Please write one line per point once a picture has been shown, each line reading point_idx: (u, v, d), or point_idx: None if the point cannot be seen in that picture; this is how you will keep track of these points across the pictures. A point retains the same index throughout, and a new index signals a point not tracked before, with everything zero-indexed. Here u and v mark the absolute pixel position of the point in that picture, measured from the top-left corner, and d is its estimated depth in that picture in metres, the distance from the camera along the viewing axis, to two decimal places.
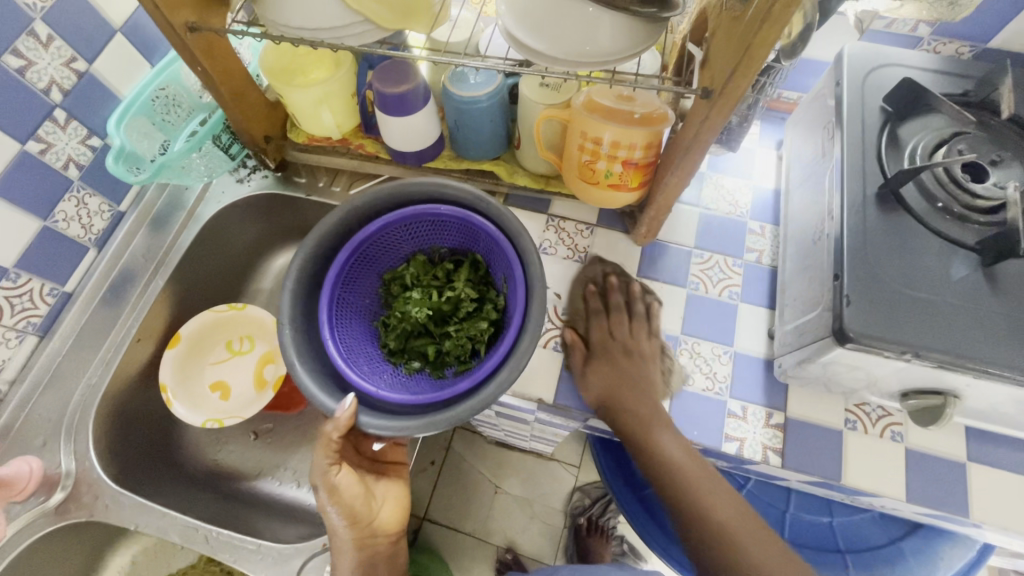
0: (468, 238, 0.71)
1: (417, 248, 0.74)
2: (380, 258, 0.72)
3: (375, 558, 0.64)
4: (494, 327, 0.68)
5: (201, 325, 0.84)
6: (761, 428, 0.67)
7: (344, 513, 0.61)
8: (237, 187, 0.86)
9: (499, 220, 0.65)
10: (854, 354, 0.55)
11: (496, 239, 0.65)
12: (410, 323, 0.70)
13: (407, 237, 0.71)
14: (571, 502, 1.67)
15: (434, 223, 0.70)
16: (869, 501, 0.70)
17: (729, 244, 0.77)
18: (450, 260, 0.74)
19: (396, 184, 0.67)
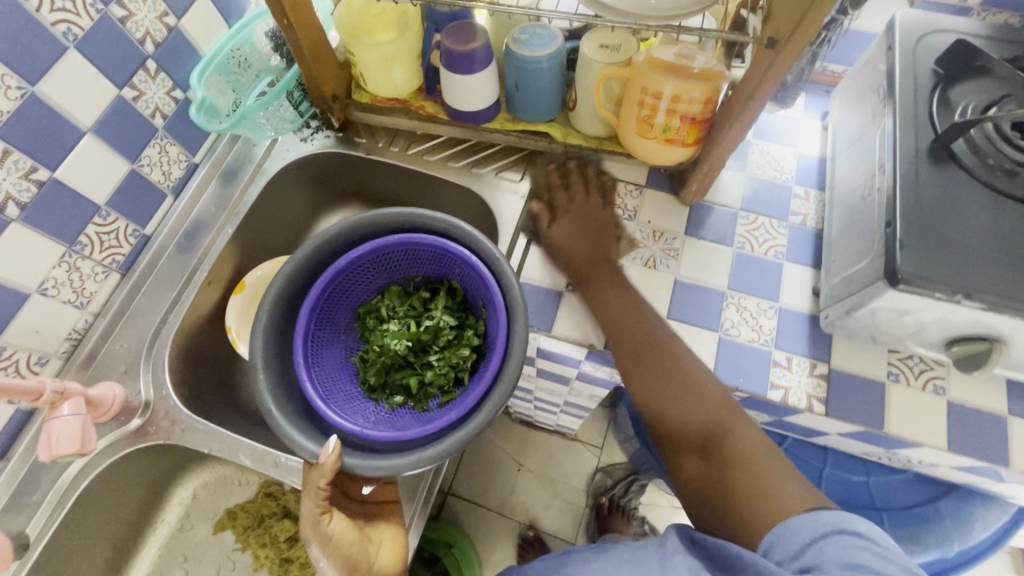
0: (443, 267, 0.75)
1: (392, 278, 0.77)
2: (353, 291, 0.75)
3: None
4: (475, 352, 0.72)
5: (265, 273, 0.88)
6: (805, 377, 0.69)
7: (340, 564, 0.57)
8: (301, 145, 0.91)
9: (476, 249, 0.67)
10: (904, 296, 0.57)
11: (470, 262, 0.68)
12: (390, 356, 0.73)
13: (381, 271, 0.75)
14: (594, 482, 1.69)
15: (411, 252, 0.74)
16: (908, 455, 0.72)
17: (775, 207, 0.80)
18: (425, 288, 0.78)
19: (366, 220, 0.69)
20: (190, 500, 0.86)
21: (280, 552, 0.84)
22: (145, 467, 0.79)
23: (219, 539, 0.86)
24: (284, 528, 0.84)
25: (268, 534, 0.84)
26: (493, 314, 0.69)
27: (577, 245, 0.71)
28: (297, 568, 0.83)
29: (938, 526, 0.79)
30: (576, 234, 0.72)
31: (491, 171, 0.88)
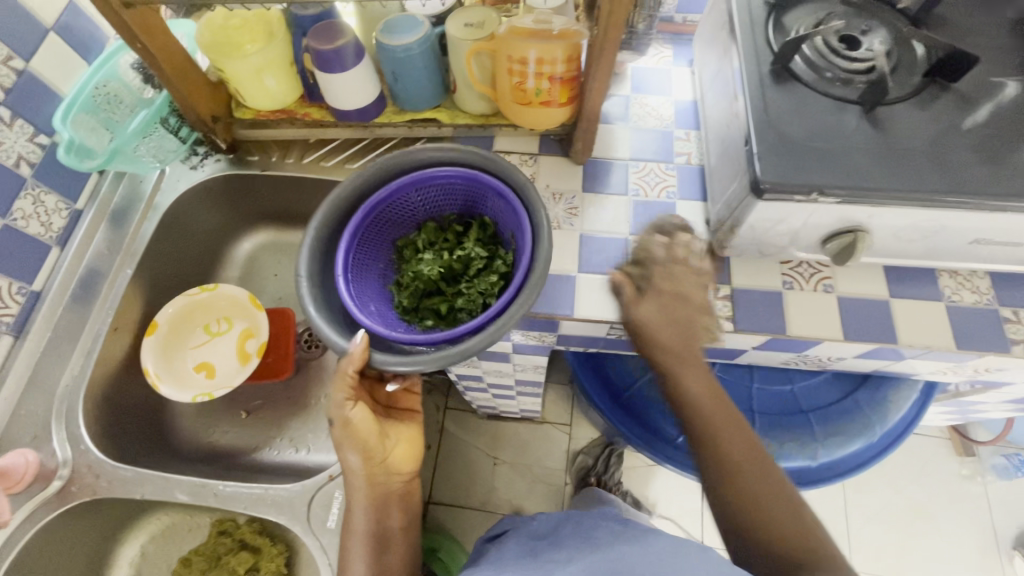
0: (476, 201, 0.76)
1: (428, 218, 0.78)
2: (393, 223, 0.76)
3: (389, 494, 0.68)
4: (503, 281, 0.71)
5: (177, 309, 0.86)
6: (711, 301, 0.74)
7: (357, 450, 0.64)
8: (192, 173, 0.89)
9: (507, 176, 0.70)
10: (772, 205, 0.62)
11: (503, 193, 0.70)
12: (424, 281, 0.74)
13: (419, 203, 0.76)
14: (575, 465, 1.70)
15: (445, 189, 0.75)
16: (819, 354, 0.78)
17: (661, 152, 0.85)
18: (460, 223, 0.79)
19: (410, 153, 0.72)
20: (139, 557, 0.82)
21: None
22: (80, 530, 0.75)
23: None
24: (242, 560, 0.78)
25: (227, 569, 0.79)
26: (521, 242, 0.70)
27: (696, 377, 0.60)
28: None
29: (858, 414, 0.86)
30: (669, 317, 0.62)
31: None
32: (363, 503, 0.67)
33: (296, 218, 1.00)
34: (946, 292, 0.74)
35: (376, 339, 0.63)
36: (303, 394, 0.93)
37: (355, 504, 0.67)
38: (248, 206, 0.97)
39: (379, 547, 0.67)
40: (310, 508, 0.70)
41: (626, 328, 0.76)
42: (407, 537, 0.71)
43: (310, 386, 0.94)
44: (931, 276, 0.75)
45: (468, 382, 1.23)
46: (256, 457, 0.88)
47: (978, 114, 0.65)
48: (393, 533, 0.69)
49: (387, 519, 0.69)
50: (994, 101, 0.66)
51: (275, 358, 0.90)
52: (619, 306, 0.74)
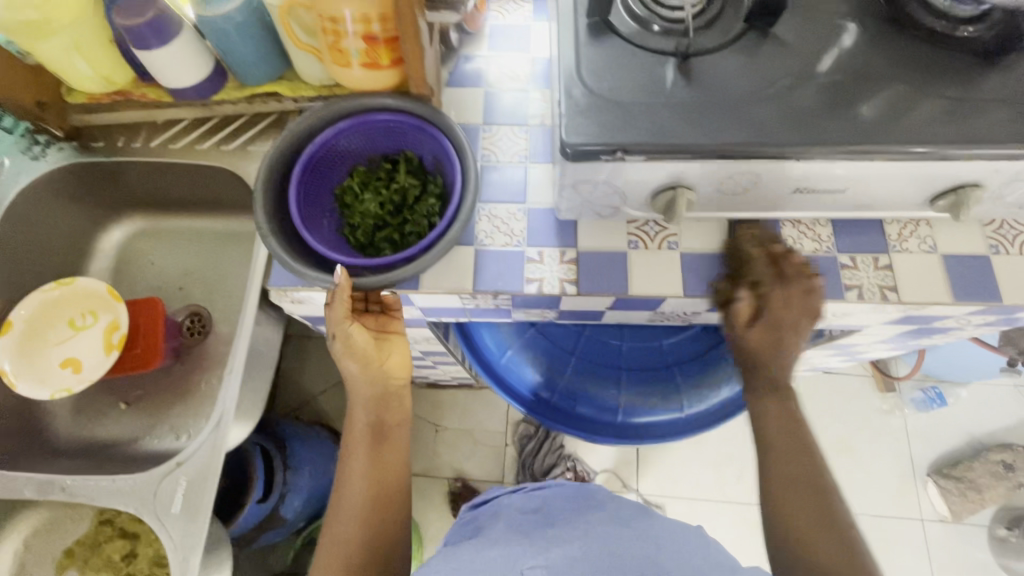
0: (401, 137, 0.75)
1: (356, 161, 0.76)
2: (328, 174, 0.75)
3: (387, 395, 0.72)
4: (443, 202, 0.73)
5: (33, 309, 0.85)
6: (556, 265, 0.74)
7: (357, 360, 0.69)
8: (33, 164, 0.85)
9: (424, 112, 0.71)
10: (584, 166, 0.61)
11: (425, 128, 0.71)
12: (370, 220, 0.74)
13: (347, 148, 0.74)
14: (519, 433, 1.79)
15: (369, 132, 0.74)
16: (672, 310, 0.79)
17: (514, 115, 0.82)
18: (387, 159, 0.77)
19: (335, 108, 0.71)
20: (21, 551, 0.81)
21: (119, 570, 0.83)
22: None
23: None
24: (118, 547, 0.83)
25: (102, 555, 0.82)
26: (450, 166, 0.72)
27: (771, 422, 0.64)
28: None
29: (725, 364, 0.88)
30: (772, 347, 0.65)
31: (241, 145, 0.85)
32: (363, 405, 0.71)
33: (166, 203, 0.99)
34: (787, 243, 0.74)
35: (355, 268, 0.69)
36: (184, 381, 0.93)
37: (355, 404, 0.71)
38: (110, 195, 0.95)
39: (376, 442, 0.71)
40: (157, 496, 0.67)
41: (476, 298, 0.76)
42: (405, 435, 0.75)
43: (191, 373, 0.94)
44: (775, 227, 0.75)
45: None
46: (136, 447, 0.89)
47: (828, 59, 0.64)
48: (389, 429, 0.72)
49: (382, 415, 0.72)
50: (835, 46, 0.65)
51: (144, 348, 0.88)
52: (463, 277, 0.74)
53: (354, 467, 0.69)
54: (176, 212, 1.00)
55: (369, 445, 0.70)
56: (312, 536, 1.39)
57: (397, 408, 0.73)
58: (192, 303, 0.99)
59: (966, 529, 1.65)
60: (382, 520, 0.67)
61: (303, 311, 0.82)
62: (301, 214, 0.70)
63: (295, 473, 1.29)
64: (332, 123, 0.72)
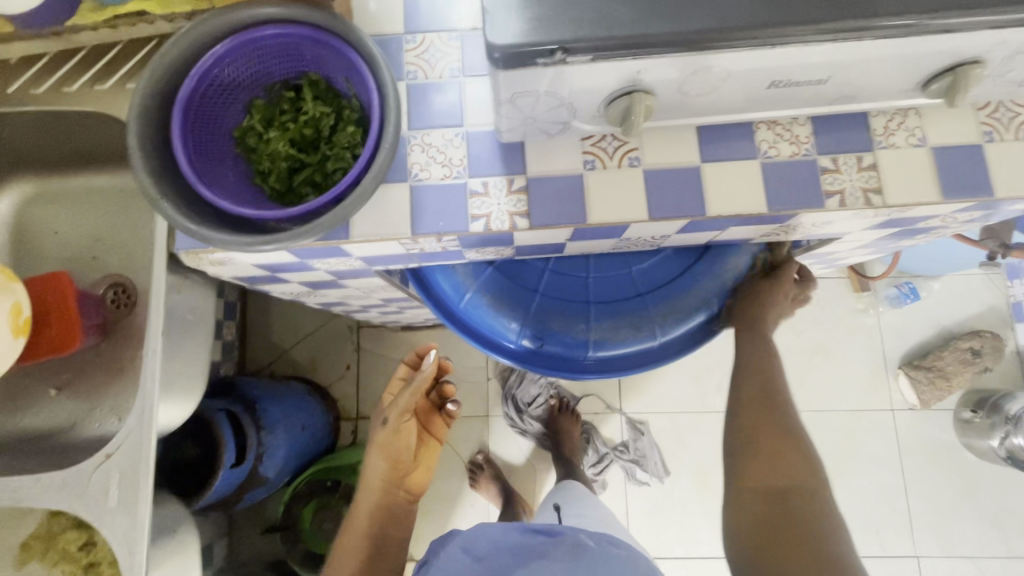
0: (296, 57, 0.62)
1: (253, 94, 0.64)
2: (221, 115, 0.62)
3: (389, 504, 1.04)
4: (363, 127, 0.62)
5: None
6: (504, 197, 0.65)
7: (385, 460, 1.02)
8: None
9: (313, 19, 0.58)
10: (519, 74, 0.51)
11: (320, 39, 0.59)
12: (283, 163, 0.63)
13: (237, 80, 0.62)
14: (499, 365, 1.78)
15: (254, 56, 0.61)
16: (638, 235, 0.72)
17: (442, 17, 0.69)
18: (288, 88, 0.64)
19: (204, 26, 0.58)
20: None
21: (79, 562, 0.77)
22: None
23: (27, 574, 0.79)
24: (72, 539, 0.77)
25: (57, 549, 0.77)
26: (361, 83, 0.60)
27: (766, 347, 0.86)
28: (108, 566, 0.77)
29: (698, 287, 0.82)
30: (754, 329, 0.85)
31: (115, 83, 0.71)
32: (372, 503, 1.02)
33: (55, 159, 0.86)
34: (762, 148, 0.66)
35: (275, 220, 0.58)
36: (116, 359, 0.85)
37: (368, 502, 1.02)
38: None
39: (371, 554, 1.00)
40: (90, 487, 0.62)
41: (419, 242, 0.67)
42: (393, 548, 1.04)
43: (123, 350, 0.86)
44: (747, 131, 0.66)
45: (335, 309, 1.17)
46: (75, 434, 0.82)
47: None
48: (385, 538, 1.02)
49: (382, 525, 1.02)
50: None
51: (59, 325, 0.79)
52: (399, 220, 0.64)
53: (364, 523, 1.01)
54: (73, 170, 0.88)
55: (377, 514, 1.02)
56: (298, 489, 1.40)
57: (393, 517, 1.05)
58: (112, 273, 0.89)
59: (934, 414, 1.73)
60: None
61: (227, 272, 0.73)
62: (192, 162, 0.57)
63: (270, 432, 1.26)
64: (208, 45, 0.59)
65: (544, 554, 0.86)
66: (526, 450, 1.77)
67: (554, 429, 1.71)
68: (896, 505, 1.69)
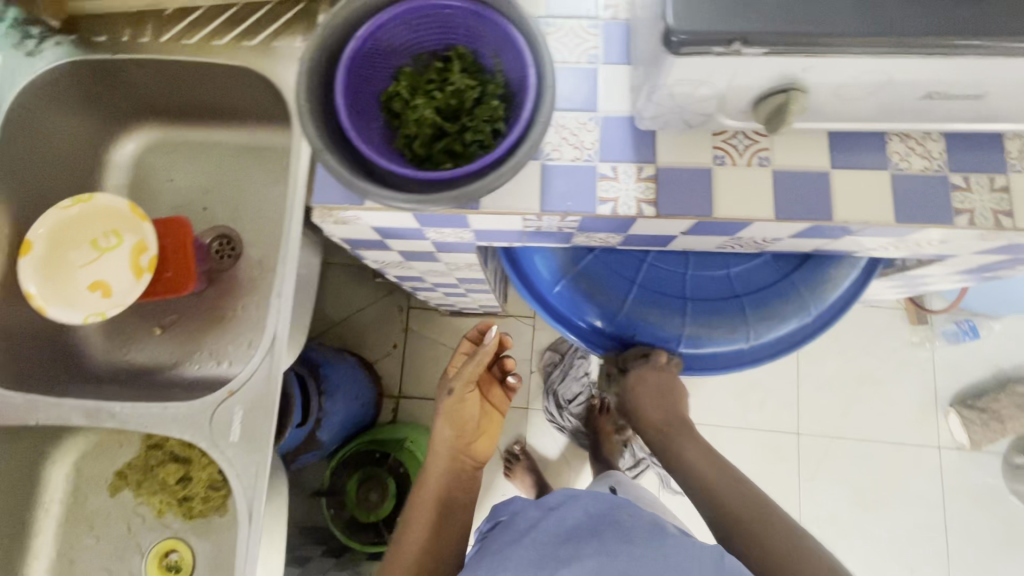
0: (448, 30, 0.65)
1: (403, 62, 0.66)
2: (372, 78, 0.64)
3: (458, 469, 1.02)
4: (506, 102, 0.64)
5: (50, 227, 0.78)
6: (633, 183, 0.66)
7: (451, 428, 1.01)
8: (30, 62, 0.74)
9: None
10: (689, 61, 0.52)
11: (480, 13, 0.61)
12: (427, 129, 0.64)
13: (391, 46, 0.64)
14: (543, 360, 1.79)
15: (412, 25, 0.63)
16: (752, 235, 0.72)
17: (584, 5, 0.71)
18: (434, 60, 0.67)
19: None
20: (73, 474, 0.83)
21: (175, 494, 0.81)
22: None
23: (120, 501, 0.83)
24: (171, 471, 0.81)
25: (157, 481, 0.81)
26: (514, 59, 0.62)
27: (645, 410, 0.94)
28: (200, 501, 0.81)
29: (796, 295, 0.83)
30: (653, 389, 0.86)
31: (263, 41, 0.74)
32: (442, 468, 1.00)
33: (181, 110, 0.88)
34: (894, 161, 0.66)
35: (428, 181, 0.59)
36: (219, 306, 0.88)
37: (436, 469, 1.00)
38: (122, 102, 0.85)
39: (442, 515, 0.97)
40: (213, 422, 0.65)
41: (541, 220, 0.69)
42: (465, 515, 1.00)
43: (225, 298, 0.89)
44: (880, 142, 0.66)
45: (409, 282, 1.19)
46: (176, 373, 0.86)
47: None
48: (455, 503, 1.00)
49: (452, 490, 1.00)
50: None
51: (175, 269, 0.83)
52: (529, 195, 0.66)
53: (434, 488, 0.99)
54: (194, 122, 0.91)
55: (446, 478, 1.00)
56: (346, 457, 1.43)
57: (462, 484, 1.02)
58: (219, 224, 0.92)
59: (982, 456, 1.69)
60: (436, 544, 0.95)
61: (344, 231, 0.76)
62: (350, 119, 0.60)
63: (330, 398, 1.29)
64: (373, 11, 0.61)
65: (623, 533, 0.79)
66: (561, 446, 1.78)
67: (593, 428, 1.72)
68: (935, 543, 1.66)
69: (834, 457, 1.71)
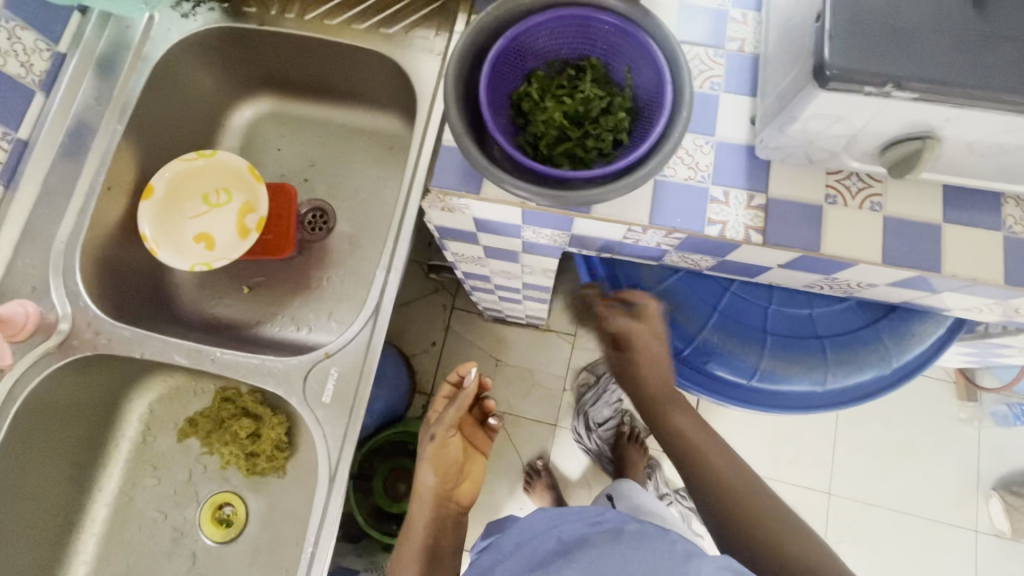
0: (586, 41, 0.68)
1: (537, 65, 0.69)
2: (507, 76, 0.67)
3: (445, 516, 0.91)
4: (632, 116, 0.67)
5: (174, 174, 0.82)
6: (743, 209, 0.68)
7: (434, 475, 0.90)
8: (184, 23, 0.80)
9: (623, 10, 0.63)
10: (834, 96, 0.53)
11: (625, 29, 0.64)
12: (553, 130, 0.67)
13: (530, 49, 0.67)
14: (577, 380, 1.78)
15: (555, 32, 0.66)
16: (848, 278, 0.73)
17: (712, 34, 0.73)
18: (566, 67, 0.70)
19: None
20: (147, 414, 0.85)
21: (243, 448, 0.83)
22: (86, 381, 0.76)
23: (186, 447, 0.86)
24: (244, 425, 0.82)
25: (228, 433, 0.83)
26: (648, 75, 0.65)
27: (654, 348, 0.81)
28: (264, 460, 0.82)
29: (877, 344, 0.82)
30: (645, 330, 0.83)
31: (400, 31, 0.79)
32: (427, 516, 0.89)
33: (301, 86, 0.93)
34: (1008, 223, 0.66)
35: (554, 178, 0.62)
36: (305, 275, 0.91)
37: (420, 518, 0.89)
38: (250, 71, 0.90)
39: (428, 565, 0.87)
40: (307, 382, 0.68)
41: (644, 233, 0.71)
42: (454, 563, 0.90)
43: (312, 268, 0.92)
44: (995, 203, 0.67)
45: (473, 280, 1.21)
46: (256, 332, 0.89)
47: None
48: (442, 552, 0.89)
49: (439, 540, 0.89)
50: None
51: (276, 234, 0.88)
52: (640, 207, 0.68)
53: (419, 538, 0.88)
54: (309, 98, 0.95)
55: (431, 528, 0.89)
56: (378, 445, 1.44)
57: (449, 531, 0.91)
58: (315, 198, 0.96)
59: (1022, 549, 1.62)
60: None
61: (445, 217, 0.79)
62: (488, 111, 0.63)
63: None
64: (522, 15, 0.65)
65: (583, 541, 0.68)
66: (584, 468, 1.75)
67: (619, 455, 1.70)
68: None
69: (865, 524, 1.63)
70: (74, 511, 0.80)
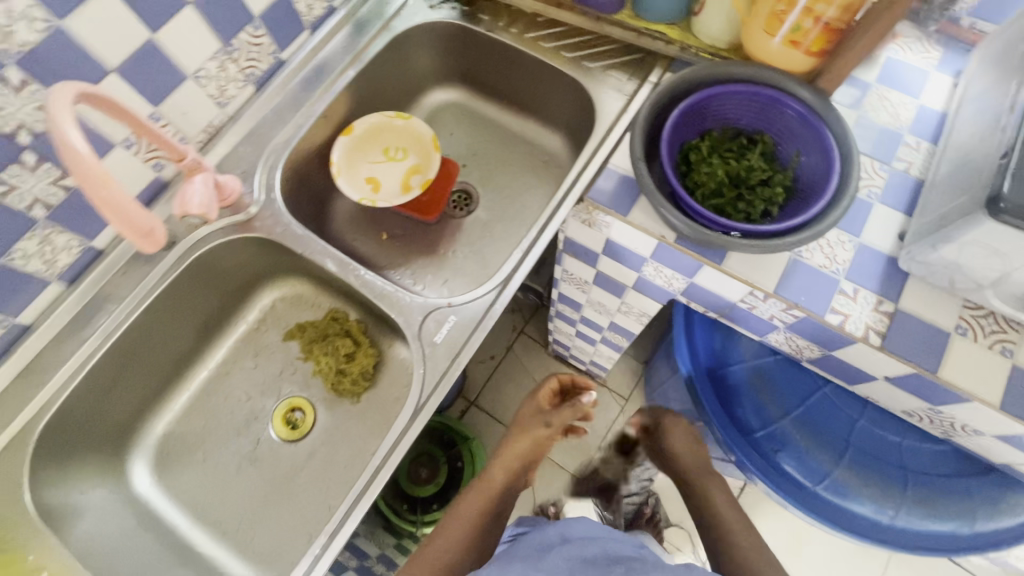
0: (766, 120, 0.75)
1: (714, 126, 0.77)
2: (687, 126, 0.76)
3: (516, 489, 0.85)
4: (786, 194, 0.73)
5: (371, 123, 0.96)
6: (869, 310, 0.70)
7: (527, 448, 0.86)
8: (429, 12, 0.96)
9: (811, 103, 0.71)
10: (999, 229, 0.57)
11: (808, 118, 0.71)
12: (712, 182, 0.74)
13: (714, 111, 0.76)
14: None
15: (741, 104, 0.75)
16: (953, 415, 0.72)
17: (881, 150, 0.78)
18: (739, 135, 0.77)
19: (727, 67, 0.72)
20: (268, 307, 0.97)
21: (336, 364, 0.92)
22: (247, 258, 0.89)
23: (286, 347, 0.96)
24: (344, 345, 0.91)
25: (330, 346, 0.92)
26: (816, 164, 0.71)
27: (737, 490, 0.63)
28: (348, 382, 0.90)
29: (961, 499, 0.80)
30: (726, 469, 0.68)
31: (599, 68, 0.91)
32: (505, 476, 0.84)
33: (492, 89, 1.07)
34: None
35: (704, 219, 0.68)
36: (436, 241, 1.02)
37: (499, 475, 0.84)
38: (457, 65, 1.06)
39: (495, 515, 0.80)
40: (424, 322, 0.76)
41: (764, 300, 0.74)
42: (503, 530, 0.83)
43: (444, 237, 1.03)
44: None
45: (564, 305, 1.27)
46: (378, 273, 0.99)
47: None
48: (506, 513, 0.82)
49: (507, 504, 0.83)
50: None
51: (428, 200, 1.01)
52: (770, 276, 0.72)
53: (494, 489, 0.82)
54: (493, 101, 1.09)
55: (507, 488, 0.83)
56: None
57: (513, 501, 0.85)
58: (466, 182, 1.07)
59: None
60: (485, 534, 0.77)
61: (582, 231, 0.86)
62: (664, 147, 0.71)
63: None
64: (718, 82, 0.74)
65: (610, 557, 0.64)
66: None
67: None
68: None
69: None
70: (184, 365, 0.91)
